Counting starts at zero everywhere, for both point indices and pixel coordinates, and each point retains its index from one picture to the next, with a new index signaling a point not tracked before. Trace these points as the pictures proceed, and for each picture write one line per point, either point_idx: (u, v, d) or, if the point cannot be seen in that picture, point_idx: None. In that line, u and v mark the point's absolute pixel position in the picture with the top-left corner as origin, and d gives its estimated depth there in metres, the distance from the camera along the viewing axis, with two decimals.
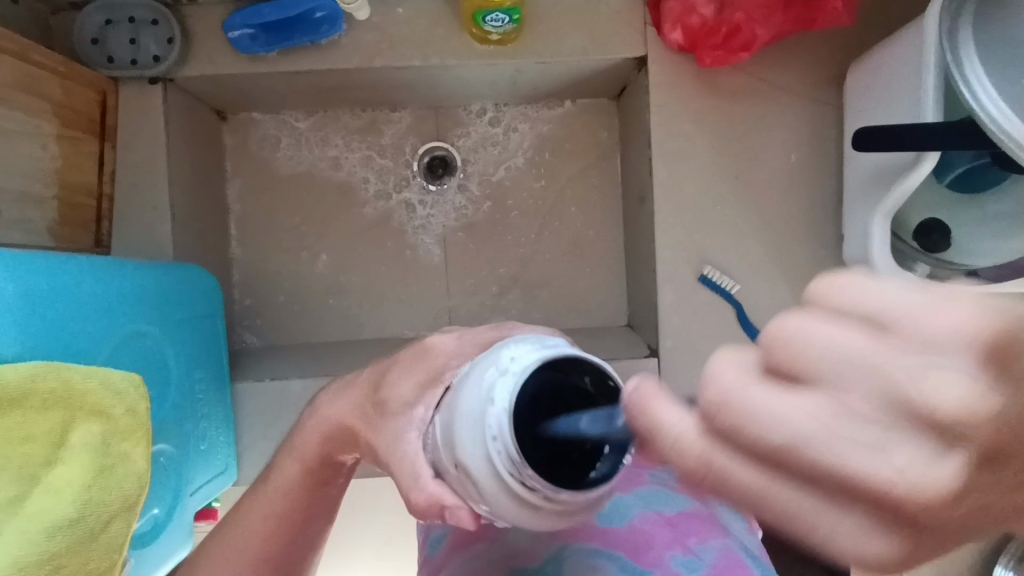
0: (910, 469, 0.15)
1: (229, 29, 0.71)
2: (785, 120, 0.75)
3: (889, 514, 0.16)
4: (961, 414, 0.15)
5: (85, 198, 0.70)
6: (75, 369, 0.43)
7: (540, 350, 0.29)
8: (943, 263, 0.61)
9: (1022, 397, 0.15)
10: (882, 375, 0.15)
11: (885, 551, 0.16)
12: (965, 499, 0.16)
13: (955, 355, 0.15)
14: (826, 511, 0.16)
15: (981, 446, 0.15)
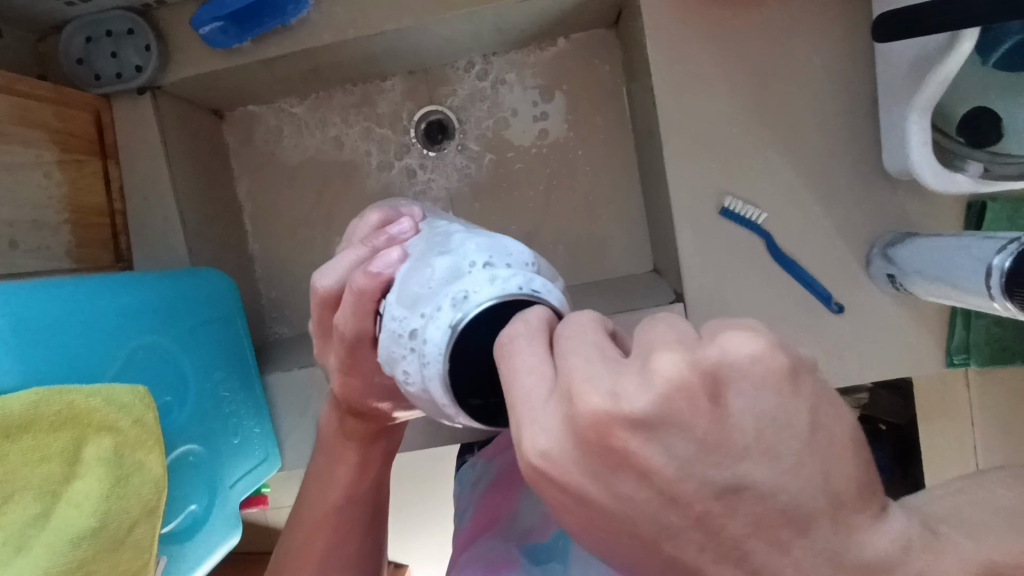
0: (604, 382, 0.23)
1: (198, 26, 0.70)
2: (797, 19, 0.66)
3: (567, 412, 0.24)
4: (664, 375, 0.22)
5: (98, 218, 0.72)
6: (76, 390, 0.45)
7: (498, 289, 0.32)
8: (998, 157, 0.52)
9: (720, 397, 0.22)
10: (653, 342, 0.24)
11: (536, 436, 0.24)
12: (604, 430, 0.23)
13: (696, 348, 0.23)
14: (524, 382, 0.26)
15: (679, 405, 0.22)
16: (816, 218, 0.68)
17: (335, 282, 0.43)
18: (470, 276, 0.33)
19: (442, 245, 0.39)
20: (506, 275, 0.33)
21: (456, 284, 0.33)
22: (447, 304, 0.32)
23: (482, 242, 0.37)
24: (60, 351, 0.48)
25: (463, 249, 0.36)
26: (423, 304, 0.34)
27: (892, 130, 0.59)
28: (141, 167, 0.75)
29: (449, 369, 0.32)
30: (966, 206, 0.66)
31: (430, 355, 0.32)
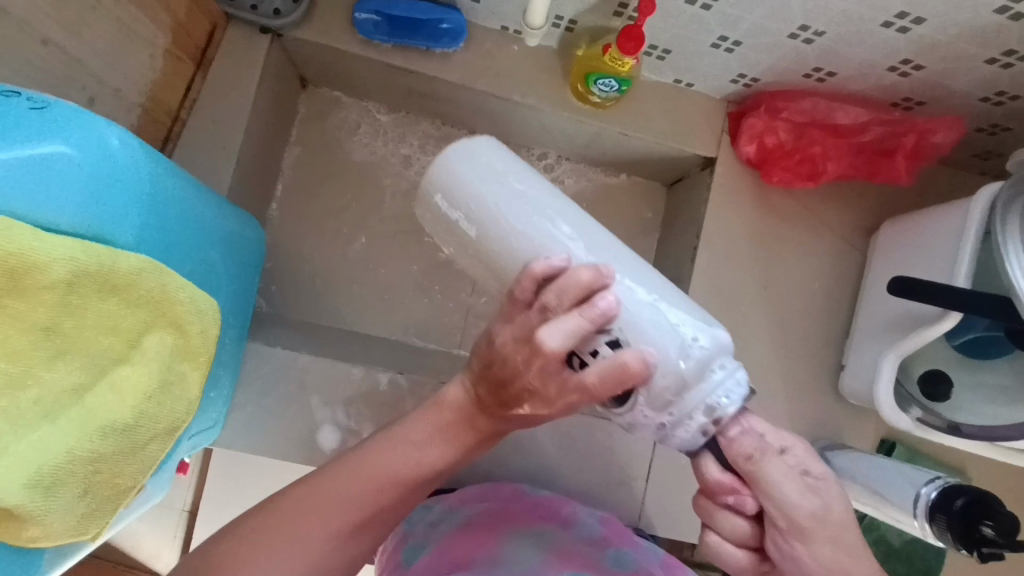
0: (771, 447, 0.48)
1: (358, 10, 0.74)
2: (818, 250, 0.84)
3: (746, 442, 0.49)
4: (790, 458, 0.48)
5: (163, 117, 0.68)
6: (173, 277, 0.42)
7: (735, 397, 0.48)
8: (933, 410, 0.69)
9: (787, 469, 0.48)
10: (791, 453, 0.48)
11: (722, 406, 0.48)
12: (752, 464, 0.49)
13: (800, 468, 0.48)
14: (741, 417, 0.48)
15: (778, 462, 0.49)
16: (779, 402, 0.82)
17: (564, 344, 0.44)
18: (712, 386, 0.47)
19: (661, 322, 0.48)
20: (732, 383, 0.48)
21: (705, 392, 0.47)
22: (705, 409, 0.47)
23: (704, 338, 0.48)
24: (161, 233, 0.46)
25: (692, 343, 0.48)
26: (681, 402, 0.48)
27: (863, 360, 0.76)
28: (225, 93, 0.73)
29: (696, 443, 0.49)
30: (879, 440, 0.82)
31: (687, 435, 0.48)
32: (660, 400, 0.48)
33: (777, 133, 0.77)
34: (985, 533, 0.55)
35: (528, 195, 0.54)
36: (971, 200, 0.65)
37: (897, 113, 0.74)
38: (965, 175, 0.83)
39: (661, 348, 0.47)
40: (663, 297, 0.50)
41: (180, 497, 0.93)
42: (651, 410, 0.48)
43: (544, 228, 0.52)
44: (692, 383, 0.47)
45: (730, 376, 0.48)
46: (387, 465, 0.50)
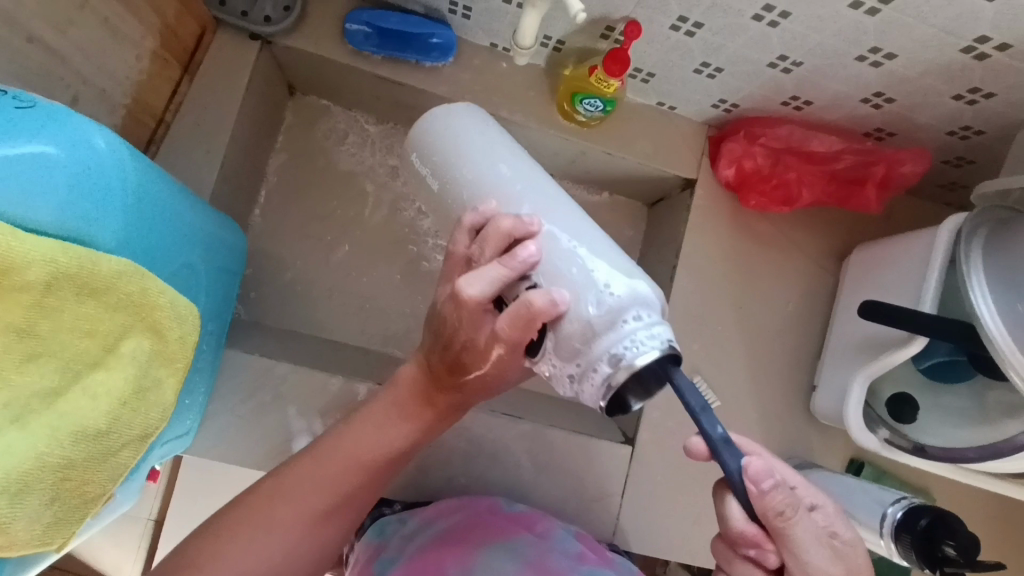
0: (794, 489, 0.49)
1: (349, 21, 0.74)
2: (793, 273, 0.86)
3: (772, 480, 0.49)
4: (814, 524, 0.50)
5: (147, 119, 0.68)
6: (155, 281, 0.41)
7: (654, 346, 0.44)
8: (899, 432, 0.71)
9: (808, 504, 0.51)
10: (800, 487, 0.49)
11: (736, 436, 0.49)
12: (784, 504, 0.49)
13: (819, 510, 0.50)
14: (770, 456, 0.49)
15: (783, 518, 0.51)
16: (752, 421, 0.83)
17: (482, 291, 0.46)
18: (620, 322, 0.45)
19: (580, 267, 0.48)
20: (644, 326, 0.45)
21: (613, 341, 0.45)
22: (615, 355, 0.45)
23: (620, 286, 0.46)
24: (142, 238, 0.45)
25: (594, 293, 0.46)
26: (587, 343, 0.45)
27: (835, 382, 0.78)
28: (212, 97, 0.73)
29: (605, 394, 0.45)
30: (848, 460, 0.84)
31: (596, 383, 0.45)
32: (570, 344, 0.46)
33: (755, 158, 0.79)
34: (948, 553, 0.57)
35: (476, 151, 0.59)
36: (937, 227, 0.67)
37: (869, 143, 0.77)
38: (932, 205, 0.87)
39: (576, 293, 0.46)
40: (582, 244, 0.50)
41: (146, 507, 0.90)
42: (565, 360, 0.47)
43: (480, 178, 0.57)
44: (600, 329, 0.45)
45: (647, 329, 0.45)
46: (360, 446, 0.55)
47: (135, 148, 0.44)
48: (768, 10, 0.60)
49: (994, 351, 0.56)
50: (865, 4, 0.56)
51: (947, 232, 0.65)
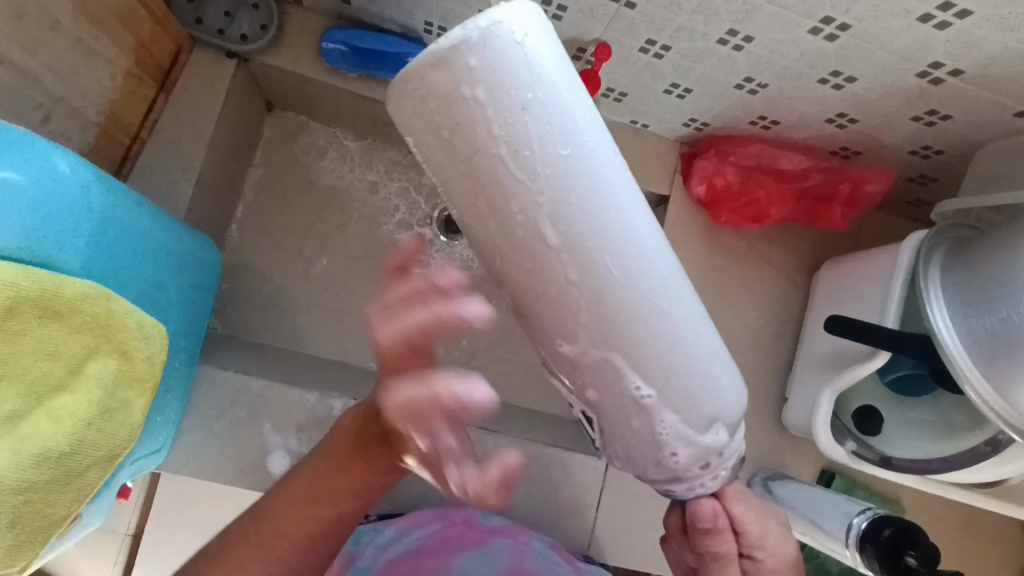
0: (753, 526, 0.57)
1: (326, 39, 0.75)
2: (765, 287, 0.88)
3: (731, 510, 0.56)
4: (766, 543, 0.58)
5: (121, 136, 0.68)
6: (119, 301, 0.42)
7: (729, 449, 0.51)
8: (866, 445, 0.72)
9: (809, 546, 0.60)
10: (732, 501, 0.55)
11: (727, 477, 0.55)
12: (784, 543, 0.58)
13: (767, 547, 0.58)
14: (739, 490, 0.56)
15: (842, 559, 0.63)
16: None
17: None
18: (727, 460, 0.50)
19: (705, 395, 0.47)
20: (735, 450, 0.51)
21: (709, 449, 0.49)
22: (704, 464, 0.50)
23: (728, 422, 0.48)
24: (110, 259, 0.46)
25: (726, 446, 0.49)
26: (689, 453, 0.49)
27: (805, 395, 0.79)
28: (188, 114, 0.73)
29: (675, 481, 0.52)
30: (819, 470, 0.85)
31: (676, 476, 0.51)
32: (673, 452, 0.48)
33: (725, 175, 0.81)
34: (909, 563, 0.58)
35: (592, 161, 0.42)
36: (897, 245, 0.69)
37: (835, 162, 0.79)
38: (900, 220, 0.89)
39: (695, 419, 0.47)
40: (696, 412, 0.47)
41: (123, 522, 0.90)
42: (659, 456, 0.49)
43: (614, 225, 0.43)
44: (703, 448, 0.49)
45: (732, 437, 0.50)
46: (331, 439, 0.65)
47: (100, 169, 0.45)
48: (732, 34, 0.62)
49: (953, 366, 0.58)
50: (823, 30, 0.58)
51: (907, 249, 0.67)
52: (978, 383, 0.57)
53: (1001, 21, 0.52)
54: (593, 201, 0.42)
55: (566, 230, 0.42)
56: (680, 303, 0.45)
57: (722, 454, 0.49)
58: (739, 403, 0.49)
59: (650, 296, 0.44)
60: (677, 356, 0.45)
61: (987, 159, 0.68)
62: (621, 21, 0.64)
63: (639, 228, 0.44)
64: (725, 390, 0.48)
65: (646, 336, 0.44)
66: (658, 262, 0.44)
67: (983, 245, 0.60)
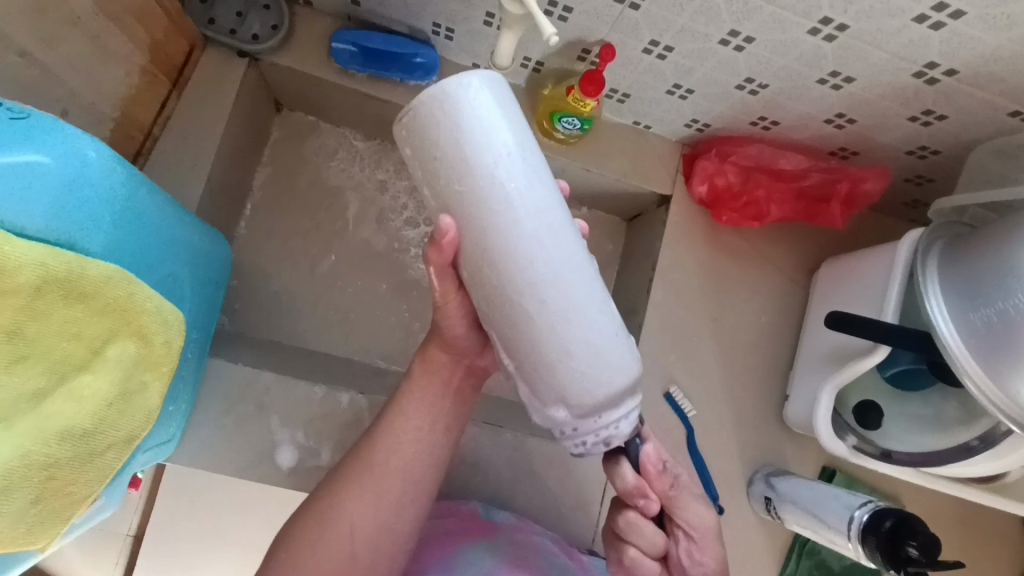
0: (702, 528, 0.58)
1: (335, 40, 0.77)
2: (765, 285, 0.89)
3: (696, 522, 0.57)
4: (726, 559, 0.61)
5: (135, 132, 0.69)
6: (140, 285, 0.43)
7: (627, 425, 0.49)
8: (867, 439, 0.73)
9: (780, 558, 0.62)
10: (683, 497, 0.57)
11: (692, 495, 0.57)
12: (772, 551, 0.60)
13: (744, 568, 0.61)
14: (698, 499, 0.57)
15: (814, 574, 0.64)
16: (728, 430, 0.85)
17: None
18: (599, 430, 0.48)
19: (581, 371, 0.45)
20: (623, 425, 0.48)
21: (602, 426, 0.48)
22: (591, 441, 0.49)
23: (619, 408, 0.48)
24: (130, 246, 0.47)
25: (596, 425, 0.48)
26: (575, 428, 0.48)
27: (806, 391, 0.80)
28: (200, 112, 0.75)
29: (580, 451, 0.51)
30: (820, 468, 0.86)
31: (573, 444, 0.50)
32: (557, 416, 0.48)
33: (726, 175, 0.82)
34: (910, 554, 0.59)
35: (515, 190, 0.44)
36: (897, 242, 0.71)
37: (834, 162, 0.81)
38: (898, 221, 0.91)
39: (572, 390, 0.46)
40: (547, 385, 0.46)
41: (125, 522, 0.89)
42: (548, 417, 0.49)
43: (511, 233, 0.44)
44: (588, 424, 0.48)
45: (629, 413, 0.48)
46: (406, 422, 0.59)
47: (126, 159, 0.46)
48: (734, 35, 0.63)
49: (953, 360, 0.59)
50: (822, 30, 0.60)
51: (907, 245, 0.69)
52: (976, 374, 0.58)
53: (995, 21, 0.53)
54: (493, 227, 0.44)
55: (474, 243, 0.45)
56: (534, 298, 0.45)
57: (576, 430, 0.48)
58: (605, 387, 0.46)
59: (516, 279, 0.45)
60: (528, 344, 0.46)
61: (983, 158, 0.70)
62: (625, 22, 0.66)
63: (509, 237, 0.44)
64: (583, 378, 0.45)
65: (523, 316, 0.45)
66: (507, 263, 0.45)
67: (979, 241, 0.62)
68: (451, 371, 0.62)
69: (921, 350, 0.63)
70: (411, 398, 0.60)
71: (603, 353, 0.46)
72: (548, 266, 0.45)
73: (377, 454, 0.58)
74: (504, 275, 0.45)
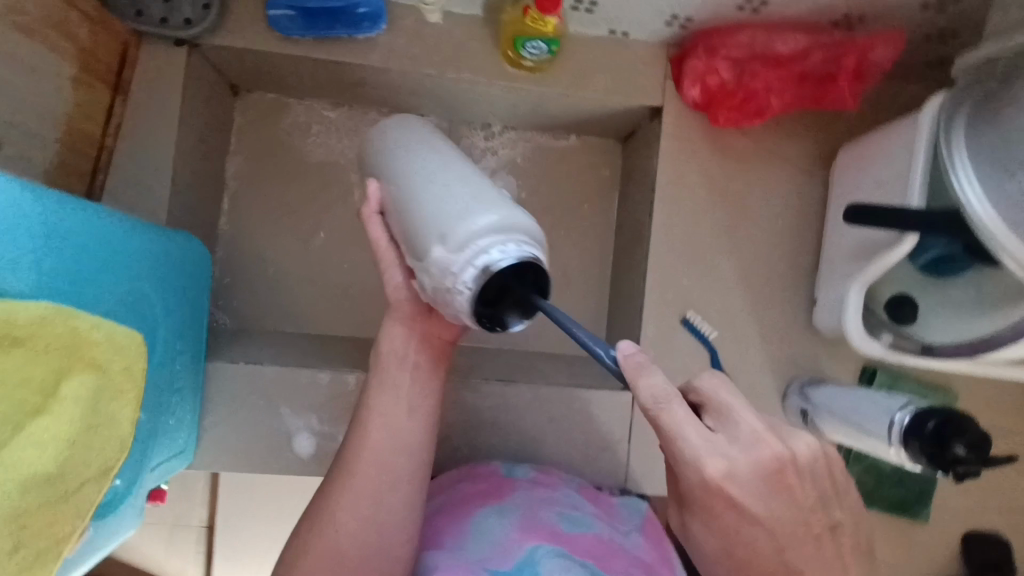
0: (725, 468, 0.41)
1: (271, 6, 0.71)
2: (780, 186, 0.82)
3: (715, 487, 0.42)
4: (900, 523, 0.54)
5: (87, 147, 0.67)
6: (81, 318, 0.43)
7: (517, 251, 0.41)
8: (903, 334, 0.69)
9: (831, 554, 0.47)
10: (731, 457, 0.42)
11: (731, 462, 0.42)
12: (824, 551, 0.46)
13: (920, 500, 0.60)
14: (713, 449, 0.42)
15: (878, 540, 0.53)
16: (749, 346, 0.82)
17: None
18: (473, 257, 0.41)
19: (451, 202, 0.43)
20: (513, 244, 0.41)
21: (475, 242, 0.41)
22: (472, 267, 0.40)
23: (496, 226, 0.41)
24: (77, 278, 0.47)
25: (472, 246, 0.41)
26: (454, 257, 0.41)
27: (832, 294, 0.75)
28: (149, 114, 0.72)
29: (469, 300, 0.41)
30: (860, 369, 0.82)
31: (462, 291, 0.41)
32: (438, 257, 0.42)
33: (720, 72, 0.74)
34: (959, 454, 0.56)
35: (417, 141, 0.52)
36: (919, 110, 0.62)
37: (838, 35, 0.72)
38: (925, 88, 0.81)
39: (448, 219, 0.42)
40: (425, 226, 0.43)
41: (197, 514, 0.96)
42: (436, 265, 0.42)
43: (406, 151, 0.51)
44: (462, 246, 0.41)
45: (518, 241, 0.41)
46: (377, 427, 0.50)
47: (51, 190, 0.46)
48: None
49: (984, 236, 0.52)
50: None
51: (929, 116, 0.60)
52: (1016, 251, 0.51)
53: None
54: (393, 157, 0.52)
55: (383, 174, 0.52)
56: (428, 170, 0.47)
57: (454, 256, 0.41)
58: (488, 207, 0.42)
59: (406, 168, 0.49)
60: (415, 204, 0.45)
61: None
62: None
63: (414, 150, 0.51)
64: (456, 204, 0.43)
65: (409, 187, 0.47)
66: (398, 167, 0.49)
67: (1011, 102, 0.54)
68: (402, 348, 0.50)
69: (943, 233, 0.57)
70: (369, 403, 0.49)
71: (488, 194, 0.44)
72: (433, 159, 0.49)
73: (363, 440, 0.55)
74: (398, 174, 0.49)
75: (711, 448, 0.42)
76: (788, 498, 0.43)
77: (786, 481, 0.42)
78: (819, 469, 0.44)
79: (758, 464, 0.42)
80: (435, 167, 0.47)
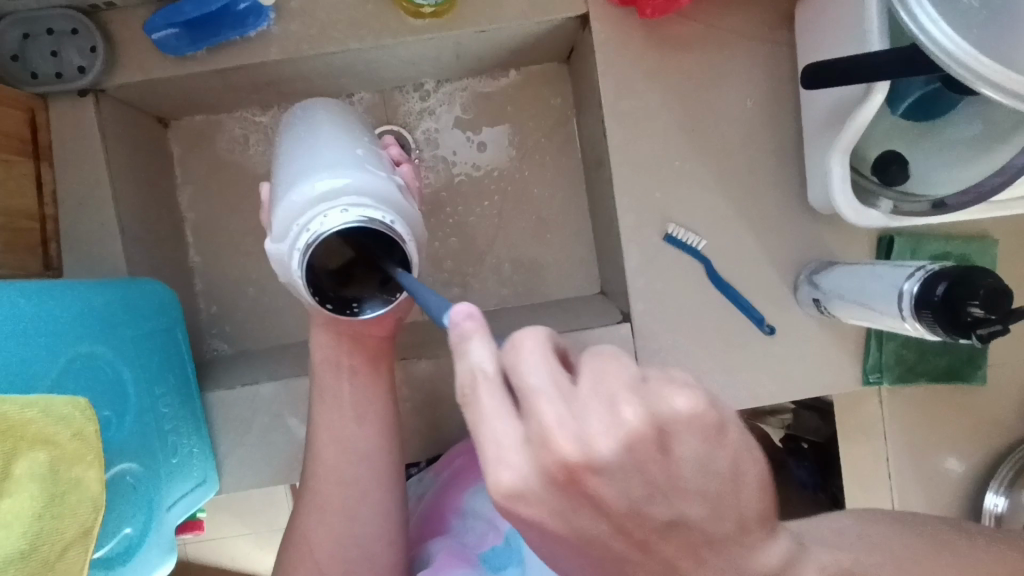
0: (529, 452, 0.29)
1: (152, 30, 0.68)
2: (739, 64, 0.73)
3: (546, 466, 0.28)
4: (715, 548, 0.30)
5: (28, 223, 0.67)
6: (12, 400, 0.42)
7: (342, 216, 0.44)
8: (906, 196, 0.62)
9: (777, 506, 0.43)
10: (550, 420, 0.28)
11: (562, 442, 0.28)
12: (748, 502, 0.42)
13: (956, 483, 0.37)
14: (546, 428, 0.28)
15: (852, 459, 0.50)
16: (750, 245, 0.74)
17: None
18: (303, 231, 0.45)
19: (294, 187, 0.48)
20: (333, 213, 0.44)
21: (305, 218, 0.45)
22: (302, 243, 0.45)
23: (325, 200, 0.45)
24: (15, 359, 0.48)
25: (297, 227, 0.45)
26: (290, 238, 0.46)
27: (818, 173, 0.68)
28: (79, 173, 0.71)
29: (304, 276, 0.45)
30: (877, 240, 0.74)
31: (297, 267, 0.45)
32: (282, 241, 0.47)
33: None
34: (977, 316, 0.51)
35: None
36: None
37: None
38: None
39: (287, 204, 0.47)
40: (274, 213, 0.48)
41: (283, 518, 1.02)
42: (282, 248, 0.47)
43: (283, 148, 0.56)
44: (297, 226, 0.45)
45: (345, 207, 0.45)
46: (346, 428, 0.59)
47: None
48: None
49: (948, 66, 0.46)
50: None
51: None
52: (992, 76, 0.44)
53: None
54: (276, 155, 0.57)
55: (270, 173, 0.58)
56: (290, 163, 0.52)
57: (289, 236, 0.46)
58: (318, 184, 0.46)
59: (278, 165, 0.54)
60: (274, 195, 0.50)
61: None
62: None
63: (288, 145, 0.56)
64: (295, 188, 0.47)
65: (276, 181, 0.52)
66: (274, 165, 0.55)
67: None
68: (336, 352, 0.60)
69: (900, 75, 0.50)
70: (332, 415, 0.60)
71: (328, 170, 0.48)
72: (297, 151, 0.53)
73: (334, 452, 0.58)
74: (273, 172, 0.54)
75: (502, 452, 0.29)
76: (594, 501, 0.29)
77: (587, 483, 0.28)
78: (643, 454, 0.28)
79: (621, 445, 0.28)
80: (295, 159, 0.52)
